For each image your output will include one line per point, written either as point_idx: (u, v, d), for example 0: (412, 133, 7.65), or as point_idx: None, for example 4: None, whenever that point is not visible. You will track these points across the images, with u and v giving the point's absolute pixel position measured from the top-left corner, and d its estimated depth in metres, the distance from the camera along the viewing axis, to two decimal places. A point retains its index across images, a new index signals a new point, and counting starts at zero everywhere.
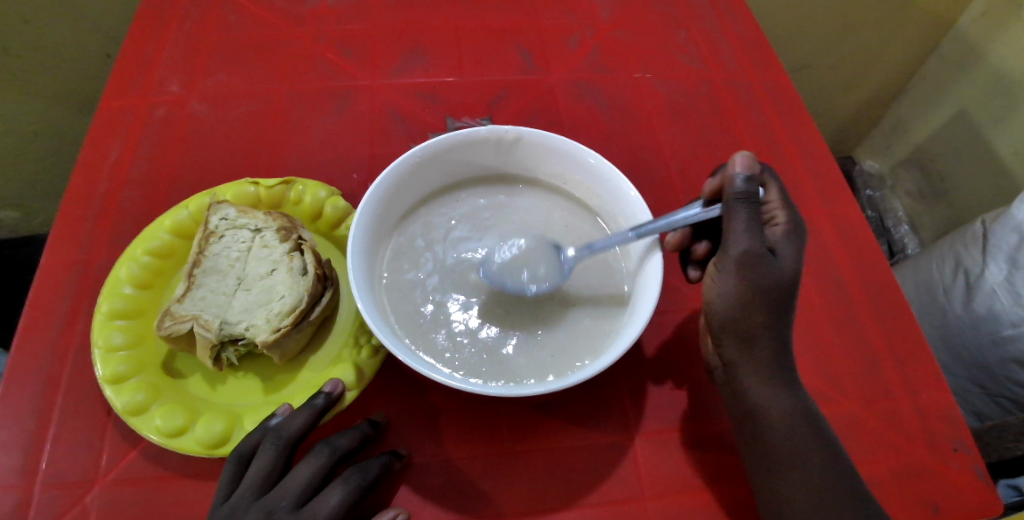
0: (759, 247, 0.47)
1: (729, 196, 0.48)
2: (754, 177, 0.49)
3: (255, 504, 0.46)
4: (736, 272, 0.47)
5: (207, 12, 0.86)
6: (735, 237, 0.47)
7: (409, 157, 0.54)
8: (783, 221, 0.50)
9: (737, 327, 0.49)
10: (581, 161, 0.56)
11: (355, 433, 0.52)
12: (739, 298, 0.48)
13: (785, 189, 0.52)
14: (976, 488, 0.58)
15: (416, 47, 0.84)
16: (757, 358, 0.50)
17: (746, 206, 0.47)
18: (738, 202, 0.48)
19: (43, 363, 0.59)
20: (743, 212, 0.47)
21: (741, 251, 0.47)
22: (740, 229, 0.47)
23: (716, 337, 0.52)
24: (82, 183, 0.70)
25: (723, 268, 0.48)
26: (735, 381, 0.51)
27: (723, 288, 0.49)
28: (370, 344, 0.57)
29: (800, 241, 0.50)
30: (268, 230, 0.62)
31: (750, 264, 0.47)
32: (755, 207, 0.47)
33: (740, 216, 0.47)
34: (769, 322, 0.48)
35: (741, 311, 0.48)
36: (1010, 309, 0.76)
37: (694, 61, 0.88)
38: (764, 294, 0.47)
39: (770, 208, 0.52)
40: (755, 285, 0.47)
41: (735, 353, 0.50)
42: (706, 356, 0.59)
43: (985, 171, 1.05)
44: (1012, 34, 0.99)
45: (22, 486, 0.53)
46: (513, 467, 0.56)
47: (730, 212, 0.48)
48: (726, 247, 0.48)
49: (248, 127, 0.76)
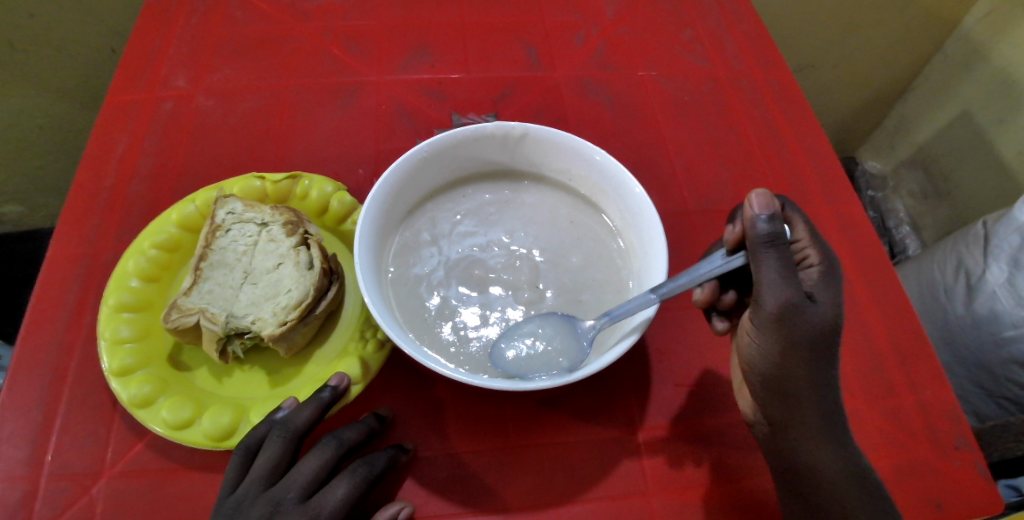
0: (797, 295, 0.44)
1: (753, 242, 0.45)
2: (778, 214, 0.45)
3: (261, 496, 0.47)
4: (775, 325, 0.46)
5: (213, 7, 0.86)
6: (768, 289, 0.45)
7: (415, 153, 0.55)
8: (817, 263, 0.49)
9: (782, 381, 0.48)
10: (587, 157, 0.56)
11: (361, 427, 0.53)
12: (782, 350, 0.46)
13: (812, 225, 0.51)
14: (978, 485, 0.58)
15: (421, 42, 0.84)
16: (807, 412, 0.48)
17: (774, 250, 0.44)
18: (764, 248, 0.45)
19: (50, 355, 0.59)
20: (771, 258, 0.44)
21: (778, 302, 0.45)
22: (772, 276, 0.44)
23: (762, 392, 0.50)
24: (89, 177, 0.71)
25: (760, 321, 0.46)
26: (783, 437, 0.50)
27: (765, 341, 0.47)
28: (375, 338, 0.57)
29: (835, 284, 0.48)
30: (274, 225, 0.62)
31: (790, 316, 0.45)
32: (784, 251, 0.44)
33: (770, 264, 0.44)
34: (813, 372, 0.47)
35: (783, 363, 0.47)
36: (1012, 310, 0.76)
37: (699, 59, 0.88)
38: (807, 344, 0.46)
39: (800, 248, 0.50)
40: (796, 337, 0.45)
41: (783, 408, 0.49)
42: (744, 409, 0.57)
43: (987, 173, 1.05)
44: (1017, 34, 0.99)
45: (28, 478, 0.53)
46: (519, 462, 0.56)
47: (757, 260, 0.45)
48: (760, 300, 0.46)
49: (253, 122, 0.76)
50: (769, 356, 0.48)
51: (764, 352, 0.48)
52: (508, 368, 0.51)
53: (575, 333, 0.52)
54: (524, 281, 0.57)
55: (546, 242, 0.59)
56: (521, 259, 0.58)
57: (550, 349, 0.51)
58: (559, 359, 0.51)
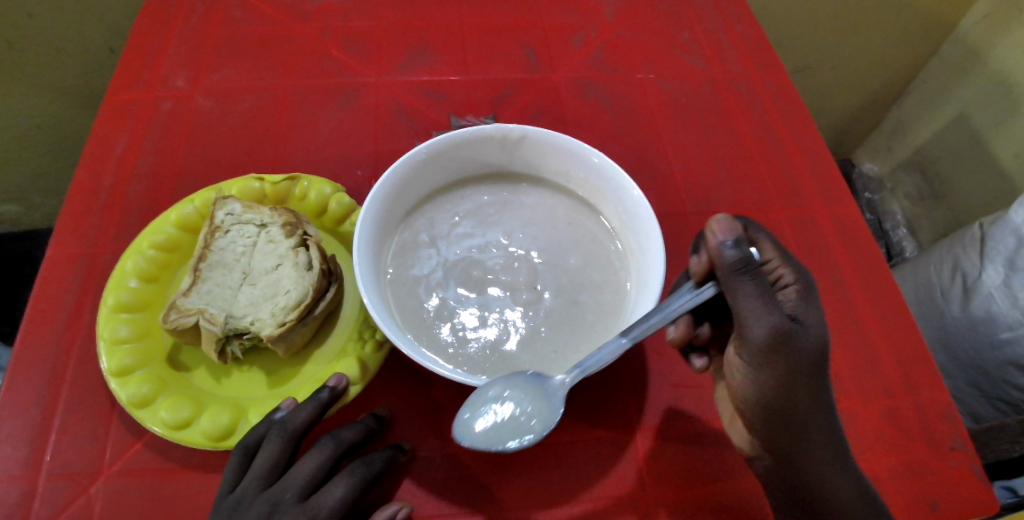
0: (783, 320, 0.43)
1: (725, 271, 0.44)
2: (740, 240, 0.45)
3: (259, 496, 0.47)
4: (767, 354, 0.44)
5: (213, 7, 0.86)
6: (753, 319, 0.43)
7: (415, 154, 0.55)
8: (792, 282, 0.47)
9: (781, 411, 0.46)
10: (586, 159, 0.57)
11: (360, 427, 0.53)
12: (776, 378, 0.45)
13: (779, 243, 0.49)
14: (973, 485, 0.59)
15: (421, 43, 0.84)
16: (808, 438, 0.47)
17: (747, 276, 0.44)
18: (737, 276, 0.44)
19: (48, 355, 0.59)
20: (748, 286, 0.43)
21: (767, 330, 0.43)
22: (751, 305, 0.43)
23: (760, 427, 0.49)
24: (89, 177, 0.71)
25: (751, 352, 0.45)
26: (787, 466, 0.48)
27: (757, 373, 0.46)
28: (374, 338, 0.57)
29: (814, 302, 0.46)
30: (274, 225, 0.62)
31: (780, 343, 0.43)
32: (758, 276, 0.44)
33: (748, 292, 0.43)
34: (808, 394, 0.46)
35: (779, 392, 0.46)
36: (1008, 312, 0.77)
37: (697, 61, 0.88)
38: (799, 368, 0.45)
39: (772, 268, 0.48)
40: (788, 364, 0.44)
41: (785, 438, 0.47)
42: (739, 443, 0.56)
43: (983, 176, 1.06)
44: (1013, 38, 1.00)
45: (27, 477, 0.53)
46: (517, 463, 0.56)
47: (735, 289, 0.44)
48: (746, 330, 0.44)
49: (253, 122, 0.76)
50: (763, 388, 0.46)
51: (756, 385, 0.47)
52: (477, 439, 0.47)
53: (545, 391, 0.48)
54: (522, 282, 0.57)
55: (545, 243, 0.60)
56: (520, 260, 0.58)
57: (518, 413, 0.47)
58: (530, 422, 0.47)
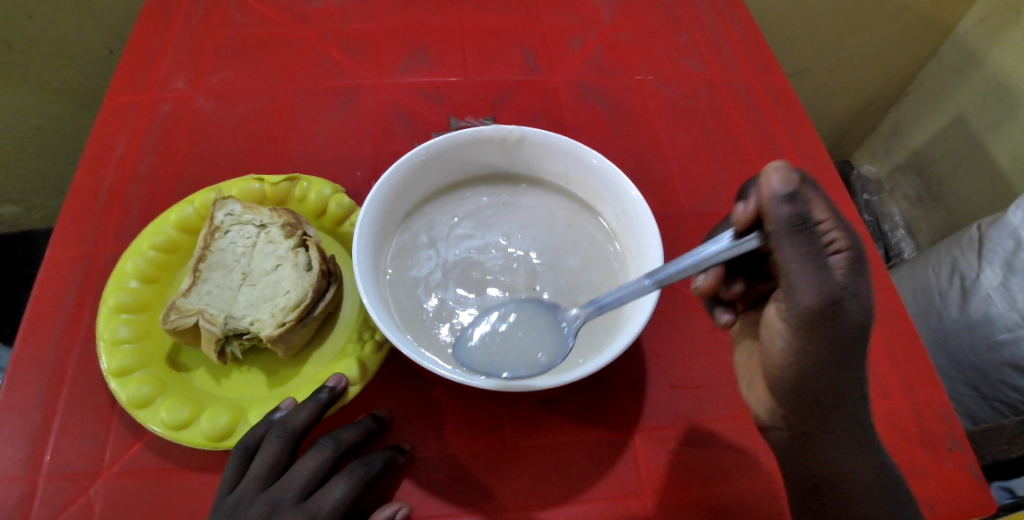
0: (835, 289, 0.41)
1: (777, 227, 0.42)
2: (795, 193, 0.42)
3: (260, 496, 0.47)
4: (809, 324, 0.42)
5: (213, 10, 0.86)
6: (802, 284, 0.41)
7: (414, 155, 0.55)
8: (844, 247, 0.42)
9: (814, 387, 0.45)
10: (584, 161, 0.57)
11: (359, 428, 0.53)
12: (816, 350, 0.43)
13: (831, 203, 0.44)
14: (971, 486, 0.59)
15: (420, 46, 0.85)
16: (835, 417, 0.46)
17: (799, 235, 0.41)
18: (789, 233, 0.42)
19: (48, 355, 0.59)
20: (799, 246, 0.41)
21: (816, 298, 0.41)
22: (802, 267, 0.41)
23: (789, 399, 0.48)
24: (88, 178, 0.71)
25: (793, 319, 0.43)
26: (810, 443, 0.48)
27: (797, 343, 0.44)
28: (374, 339, 0.57)
29: (864, 274, 0.42)
30: (274, 226, 0.63)
31: (828, 312, 0.41)
32: (812, 237, 0.41)
33: (799, 253, 0.41)
34: (847, 370, 0.44)
35: (817, 365, 0.44)
36: (1005, 314, 0.77)
37: (695, 63, 0.89)
38: (844, 343, 0.43)
39: (824, 230, 0.43)
40: (830, 336, 0.42)
41: (813, 414, 0.47)
42: (755, 410, 0.55)
43: (982, 177, 1.06)
44: (1011, 40, 1.00)
45: (27, 478, 0.53)
46: (514, 463, 0.57)
47: (784, 247, 0.42)
48: (793, 295, 0.42)
49: (253, 124, 0.76)
50: (796, 358, 0.45)
51: (790, 354, 0.45)
52: (480, 365, 0.51)
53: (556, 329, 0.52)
54: (521, 283, 0.57)
55: (544, 244, 0.60)
56: (519, 261, 0.58)
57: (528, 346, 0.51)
58: (538, 355, 0.51)
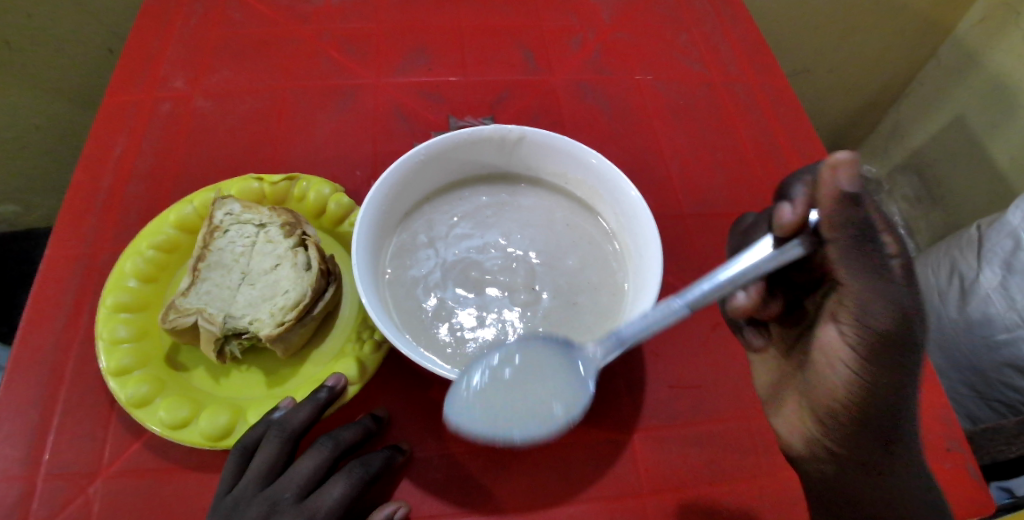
0: (908, 302, 0.40)
1: (842, 236, 0.40)
2: (860, 194, 0.39)
3: (258, 496, 0.47)
4: (883, 342, 0.40)
5: (212, 9, 0.86)
6: (875, 298, 0.40)
7: (414, 155, 0.55)
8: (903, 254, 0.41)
9: (882, 412, 0.43)
10: (583, 161, 0.57)
11: (358, 427, 0.53)
12: (887, 372, 0.41)
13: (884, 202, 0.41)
14: (970, 487, 0.59)
15: (419, 45, 0.85)
16: (897, 441, 0.45)
17: (864, 244, 0.40)
18: (854, 242, 0.40)
19: (46, 355, 0.59)
20: (866, 256, 0.40)
21: (892, 312, 0.40)
22: (871, 286, 0.40)
23: (851, 430, 0.44)
24: (87, 177, 0.71)
25: (864, 338, 0.41)
26: (870, 473, 0.45)
27: (866, 366, 0.42)
28: (373, 339, 0.57)
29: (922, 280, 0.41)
30: (273, 226, 0.63)
31: (901, 337, 0.40)
32: (876, 245, 0.40)
33: (868, 264, 0.40)
34: (912, 390, 0.43)
35: (886, 387, 0.42)
36: (1004, 314, 0.77)
37: (694, 63, 0.89)
38: (914, 360, 0.41)
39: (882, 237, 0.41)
40: (901, 355, 0.41)
41: (879, 441, 0.44)
42: (784, 438, 0.51)
43: (981, 178, 1.06)
44: (1010, 41, 1.00)
45: (26, 477, 0.53)
46: (513, 463, 0.56)
47: (851, 258, 0.40)
48: (865, 310, 0.41)
49: (252, 123, 0.76)
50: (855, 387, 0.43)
51: (850, 382, 0.43)
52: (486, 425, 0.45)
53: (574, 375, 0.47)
54: (520, 283, 0.57)
55: (543, 244, 0.60)
56: (519, 261, 0.58)
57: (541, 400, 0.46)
58: (553, 408, 0.46)
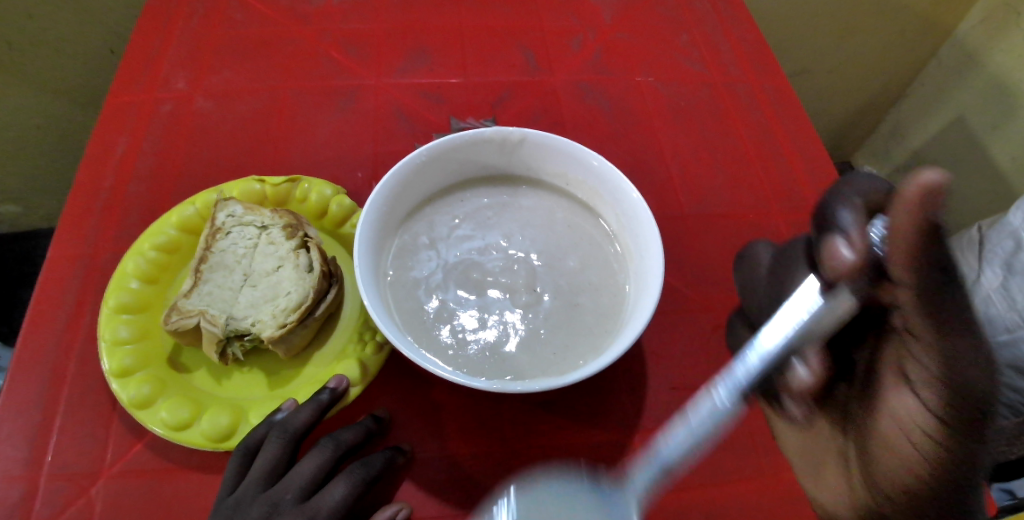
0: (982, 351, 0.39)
1: (920, 286, 0.38)
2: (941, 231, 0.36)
3: (260, 497, 0.47)
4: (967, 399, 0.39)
5: (213, 10, 0.86)
6: (955, 348, 0.39)
7: (415, 156, 0.55)
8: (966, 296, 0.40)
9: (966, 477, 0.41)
10: (583, 162, 0.57)
11: (359, 428, 0.53)
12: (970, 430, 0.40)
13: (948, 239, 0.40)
14: None
15: (420, 46, 0.85)
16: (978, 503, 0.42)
17: (942, 291, 0.38)
18: (932, 292, 0.38)
19: (48, 355, 0.59)
20: (942, 305, 0.38)
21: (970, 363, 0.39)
22: (947, 338, 0.39)
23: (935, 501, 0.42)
24: (89, 178, 0.71)
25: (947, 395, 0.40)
26: None
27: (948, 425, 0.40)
28: (374, 340, 0.58)
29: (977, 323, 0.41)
30: (275, 227, 0.63)
31: (983, 396, 0.39)
32: (951, 292, 0.38)
33: (946, 313, 0.39)
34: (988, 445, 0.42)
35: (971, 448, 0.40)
36: (1004, 314, 0.77)
37: (695, 64, 0.89)
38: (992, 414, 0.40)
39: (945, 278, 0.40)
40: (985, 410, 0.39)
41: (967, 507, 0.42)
42: (835, 502, 0.51)
43: (982, 178, 1.05)
44: (1011, 41, 1.00)
45: (28, 478, 0.54)
46: (514, 464, 0.57)
47: (929, 309, 0.38)
48: (947, 364, 0.39)
49: (253, 124, 0.77)
50: (933, 453, 0.41)
51: (930, 449, 0.41)
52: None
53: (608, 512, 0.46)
54: (521, 284, 0.57)
55: (544, 245, 0.60)
56: (520, 263, 0.58)
57: None
58: None
